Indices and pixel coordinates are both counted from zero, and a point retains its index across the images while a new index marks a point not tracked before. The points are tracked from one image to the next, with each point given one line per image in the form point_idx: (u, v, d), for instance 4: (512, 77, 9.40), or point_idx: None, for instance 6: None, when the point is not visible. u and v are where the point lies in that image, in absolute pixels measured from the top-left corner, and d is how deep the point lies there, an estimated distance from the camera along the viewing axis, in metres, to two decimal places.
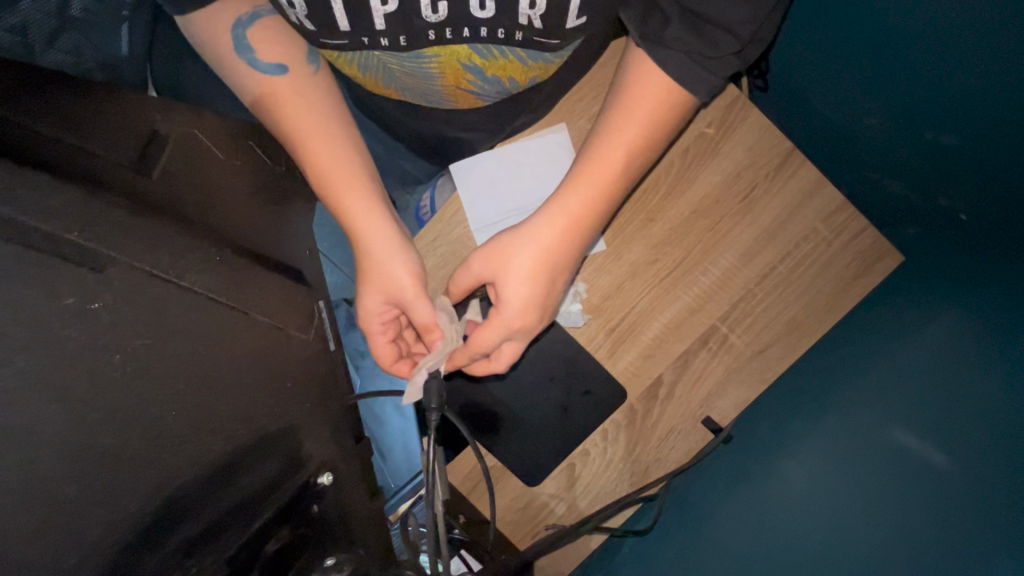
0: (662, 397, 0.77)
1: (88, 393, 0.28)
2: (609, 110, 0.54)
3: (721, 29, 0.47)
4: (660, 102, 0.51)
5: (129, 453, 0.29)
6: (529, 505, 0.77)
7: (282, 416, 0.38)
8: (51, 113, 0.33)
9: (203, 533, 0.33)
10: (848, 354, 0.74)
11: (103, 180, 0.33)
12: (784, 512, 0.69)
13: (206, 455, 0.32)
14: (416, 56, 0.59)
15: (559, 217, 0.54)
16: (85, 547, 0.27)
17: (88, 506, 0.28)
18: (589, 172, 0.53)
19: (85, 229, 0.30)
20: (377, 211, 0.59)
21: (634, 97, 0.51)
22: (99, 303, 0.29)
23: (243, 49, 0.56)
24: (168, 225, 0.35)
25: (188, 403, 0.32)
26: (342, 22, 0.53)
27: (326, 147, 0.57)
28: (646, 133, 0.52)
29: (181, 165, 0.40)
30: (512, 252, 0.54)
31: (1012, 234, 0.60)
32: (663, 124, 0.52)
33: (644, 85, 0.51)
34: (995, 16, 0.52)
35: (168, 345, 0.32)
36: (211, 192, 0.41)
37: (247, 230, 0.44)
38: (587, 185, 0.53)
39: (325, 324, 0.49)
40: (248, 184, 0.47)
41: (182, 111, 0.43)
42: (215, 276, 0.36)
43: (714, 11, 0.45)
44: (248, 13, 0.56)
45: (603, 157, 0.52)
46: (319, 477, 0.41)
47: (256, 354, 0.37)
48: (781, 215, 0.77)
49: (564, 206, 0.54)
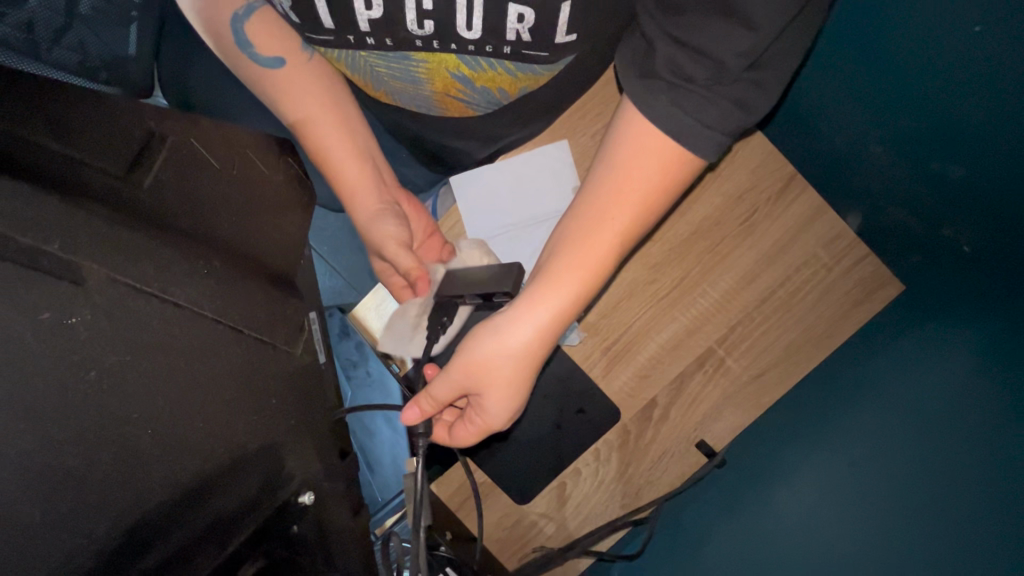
0: (656, 419, 0.76)
1: (54, 411, 0.28)
2: (594, 199, 0.52)
3: (707, 62, 0.45)
4: (667, 163, 0.49)
5: (98, 474, 0.29)
6: (517, 524, 0.76)
7: (265, 433, 0.38)
8: (44, 123, 0.33)
9: (174, 557, 0.32)
10: (844, 383, 0.73)
11: (93, 191, 0.33)
12: (776, 543, 0.68)
13: (180, 474, 0.32)
14: (404, 57, 0.59)
15: (549, 316, 0.51)
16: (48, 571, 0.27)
17: (52, 531, 0.27)
18: (580, 267, 0.51)
19: (65, 241, 0.30)
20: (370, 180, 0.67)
21: (625, 179, 0.50)
22: (76, 318, 0.29)
23: (244, 43, 0.62)
24: (153, 238, 0.35)
25: (164, 420, 0.32)
26: (326, 21, 0.55)
27: (326, 131, 0.65)
28: (636, 219, 0.51)
29: (176, 174, 0.39)
30: (488, 357, 0.52)
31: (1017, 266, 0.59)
32: (654, 207, 0.52)
33: (649, 155, 0.49)
34: (994, 45, 0.52)
35: (145, 362, 0.32)
36: (206, 203, 0.40)
37: (249, 240, 0.43)
38: (579, 282, 0.51)
39: (315, 337, 0.47)
40: (250, 191, 0.45)
41: (177, 116, 0.42)
42: (202, 289, 0.36)
43: (707, 41, 0.44)
44: (244, 6, 0.60)
45: (593, 250, 0.51)
46: (301, 497, 0.40)
47: (240, 370, 0.37)
48: (782, 240, 0.76)
49: (554, 306, 0.51)
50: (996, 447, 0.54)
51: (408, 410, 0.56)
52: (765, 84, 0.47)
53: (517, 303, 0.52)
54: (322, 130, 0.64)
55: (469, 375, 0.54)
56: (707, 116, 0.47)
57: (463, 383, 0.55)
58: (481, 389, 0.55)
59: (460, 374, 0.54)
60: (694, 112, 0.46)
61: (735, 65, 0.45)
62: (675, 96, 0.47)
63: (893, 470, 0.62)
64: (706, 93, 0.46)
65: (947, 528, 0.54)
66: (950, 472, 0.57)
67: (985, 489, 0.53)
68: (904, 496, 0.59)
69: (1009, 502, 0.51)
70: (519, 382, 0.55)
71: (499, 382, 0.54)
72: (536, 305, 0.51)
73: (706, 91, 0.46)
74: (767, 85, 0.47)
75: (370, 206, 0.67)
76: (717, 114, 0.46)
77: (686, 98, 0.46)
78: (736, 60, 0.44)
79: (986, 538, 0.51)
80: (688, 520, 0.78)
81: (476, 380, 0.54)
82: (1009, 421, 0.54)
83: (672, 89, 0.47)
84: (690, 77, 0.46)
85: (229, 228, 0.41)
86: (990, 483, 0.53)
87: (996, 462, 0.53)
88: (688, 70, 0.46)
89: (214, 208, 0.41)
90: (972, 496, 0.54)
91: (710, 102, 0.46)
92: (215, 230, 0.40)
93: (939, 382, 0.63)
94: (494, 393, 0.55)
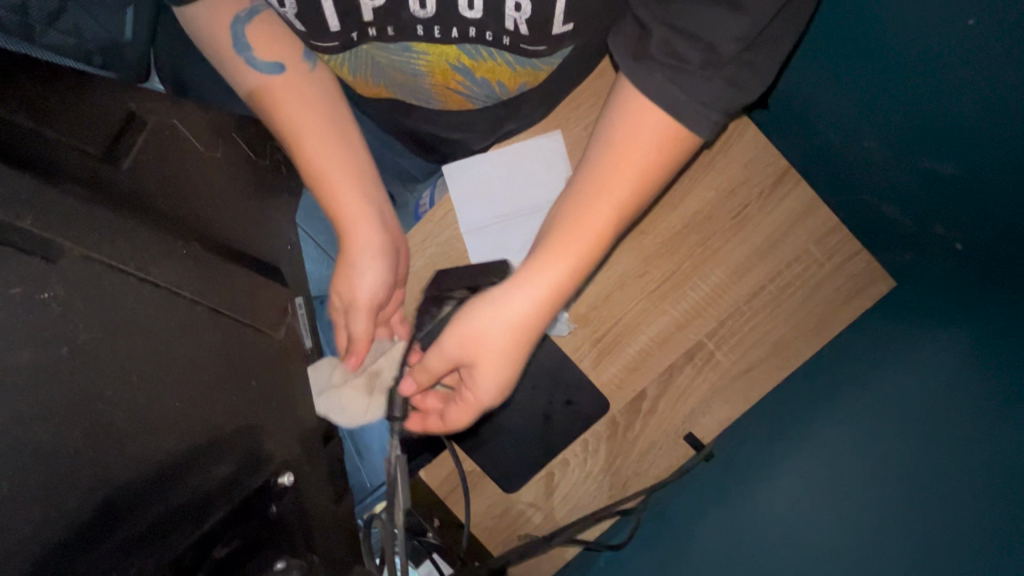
0: (645, 411, 0.77)
1: (27, 386, 0.29)
2: (590, 177, 0.52)
3: (703, 45, 0.45)
4: (661, 146, 0.50)
5: (67, 449, 0.30)
6: (505, 513, 0.77)
7: (240, 413, 0.40)
8: (20, 104, 0.34)
9: (147, 533, 0.33)
10: (832, 378, 0.74)
11: (75, 176, 0.35)
12: (763, 536, 0.68)
13: (155, 452, 0.33)
14: (405, 48, 0.60)
15: (545, 289, 0.51)
16: (18, 541, 0.28)
17: (25, 500, 0.28)
18: (576, 241, 0.51)
19: (38, 217, 0.31)
20: (369, 216, 0.62)
21: (618, 158, 0.51)
22: (48, 293, 0.31)
23: (242, 47, 0.58)
24: (132, 217, 0.37)
25: (138, 394, 0.33)
26: (331, 21, 0.57)
27: (322, 150, 0.60)
28: (630, 198, 0.51)
29: (154, 160, 0.42)
30: (484, 332, 0.52)
31: (1009, 263, 0.59)
32: (647, 187, 0.52)
33: (642, 136, 0.49)
34: (993, 40, 0.51)
35: (119, 339, 0.33)
36: (183, 189, 0.43)
37: (223, 227, 0.46)
38: (574, 256, 0.51)
39: (300, 320, 0.52)
40: (221, 180, 0.48)
41: (155, 107, 0.44)
42: (179, 270, 0.38)
43: (700, 25, 0.44)
44: (245, 10, 0.58)
45: (589, 226, 0.51)
46: (281, 478, 0.42)
47: (218, 350, 0.39)
48: (774, 235, 0.76)
49: (551, 279, 0.51)
50: (985, 442, 0.55)
51: (404, 381, 0.58)
52: (755, 78, 0.47)
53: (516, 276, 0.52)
54: (311, 147, 0.59)
55: (464, 349, 0.54)
56: (704, 95, 0.46)
57: (457, 355, 0.55)
58: (475, 362, 0.54)
59: (454, 345, 0.54)
60: (691, 92, 0.46)
61: (727, 49, 0.45)
62: (674, 75, 0.46)
63: (881, 465, 0.62)
64: (701, 72, 0.45)
65: (943, 522, 0.55)
66: (944, 468, 0.57)
67: (978, 486, 0.54)
68: (898, 493, 0.59)
69: (1004, 498, 0.51)
70: (513, 357, 0.54)
71: (493, 357, 0.54)
72: (531, 278, 0.51)
73: (702, 70, 0.45)
74: (758, 75, 0.47)
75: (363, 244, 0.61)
76: (709, 92, 0.46)
77: (683, 78, 0.46)
78: (730, 45, 0.45)
79: (982, 534, 0.52)
80: (675, 512, 0.79)
81: (470, 352, 0.54)
82: (1005, 420, 0.54)
83: (671, 70, 0.46)
84: (685, 57, 0.45)
85: (204, 211, 0.44)
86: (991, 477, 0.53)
87: (987, 456, 0.54)
88: (683, 51, 0.45)
89: (190, 194, 0.44)
90: (962, 492, 0.55)
91: (708, 82, 0.46)
92: (191, 215, 0.43)
93: (932, 381, 0.63)
94: (486, 366, 0.54)
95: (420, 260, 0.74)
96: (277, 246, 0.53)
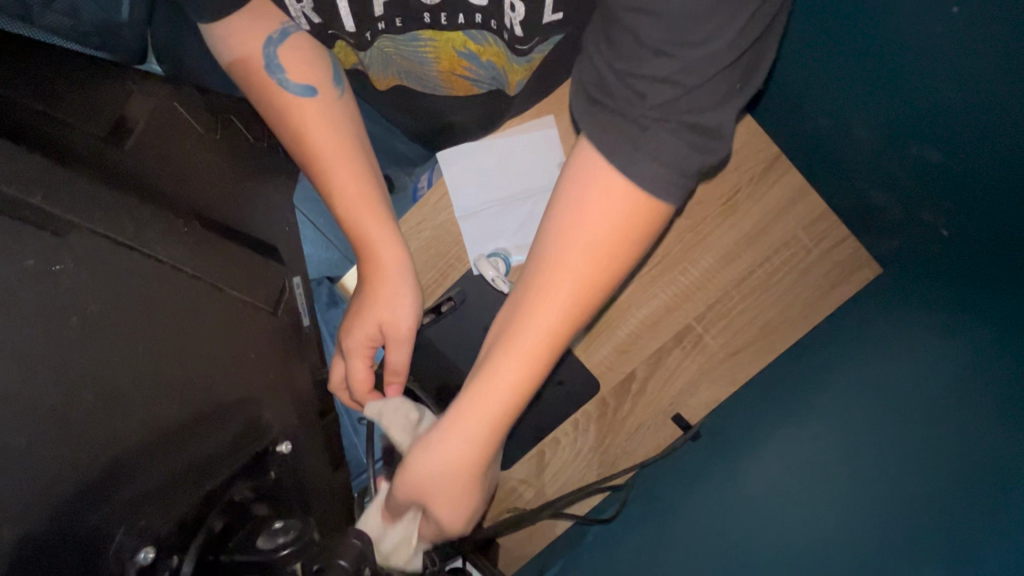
0: (634, 392, 0.78)
1: (51, 344, 0.36)
2: (524, 294, 0.48)
3: (635, 86, 0.40)
4: (596, 258, 0.45)
5: (79, 409, 0.36)
6: (497, 490, 0.80)
7: (238, 386, 0.45)
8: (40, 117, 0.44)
9: (153, 492, 0.39)
10: (817, 362, 0.76)
11: (82, 168, 0.43)
12: (745, 510, 0.71)
13: (157, 418, 0.39)
14: (413, 38, 0.65)
15: (482, 418, 0.48)
16: (47, 476, 0.34)
17: (48, 445, 0.35)
18: (511, 365, 0.47)
19: (47, 195, 0.39)
20: (402, 249, 0.59)
21: (575, 238, 0.45)
22: (59, 265, 0.38)
23: (274, 67, 0.57)
24: (137, 199, 0.45)
25: (143, 359, 0.40)
26: (347, 21, 0.61)
27: (349, 177, 0.58)
28: (570, 311, 0.46)
29: (155, 159, 0.50)
30: (427, 475, 0.49)
31: (1006, 255, 0.59)
32: (587, 308, 0.47)
33: (573, 251, 0.45)
34: (993, 37, 0.52)
35: (123, 309, 0.40)
36: (182, 181, 0.51)
37: (221, 208, 0.53)
38: (510, 384, 0.47)
39: (297, 298, 0.56)
40: (217, 172, 0.56)
41: (153, 115, 0.53)
42: (182, 247, 0.45)
43: (632, 64, 0.40)
44: (278, 31, 0.57)
45: (525, 347, 0.46)
46: (280, 446, 0.48)
47: (217, 322, 0.45)
48: (764, 219, 0.76)
49: (484, 407, 0.48)
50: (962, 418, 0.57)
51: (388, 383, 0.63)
52: None
53: (455, 407, 0.49)
54: (341, 175, 0.58)
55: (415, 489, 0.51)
56: (647, 149, 0.41)
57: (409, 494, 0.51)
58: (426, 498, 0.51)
59: (405, 488, 0.51)
60: (637, 148, 0.41)
61: (664, 92, 0.39)
62: (617, 127, 0.42)
63: (860, 450, 0.64)
64: (638, 124, 0.41)
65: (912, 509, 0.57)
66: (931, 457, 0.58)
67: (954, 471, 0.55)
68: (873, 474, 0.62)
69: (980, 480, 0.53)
70: (466, 491, 0.51)
71: (442, 493, 0.50)
72: (472, 403, 0.48)
73: (640, 124, 0.41)
74: None
75: (393, 276, 0.59)
76: (655, 149, 0.41)
77: (626, 130, 0.41)
78: (665, 88, 0.39)
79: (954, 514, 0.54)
80: (662, 489, 0.81)
81: (415, 480, 0.51)
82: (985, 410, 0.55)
83: (610, 118, 0.42)
84: (621, 103, 0.41)
85: (205, 201, 0.52)
86: (954, 455, 0.55)
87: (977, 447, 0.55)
88: (621, 97, 0.41)
89: (186, 185, 0.51)
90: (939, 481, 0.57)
91: (647, 133, 0.41)
92: (187, 200, 0.50)
93: (921, 370, 0.63)
94: (437, 504, 0.51)
95: (414, 242, 0.73)
96: (272, 229, 0.58)
